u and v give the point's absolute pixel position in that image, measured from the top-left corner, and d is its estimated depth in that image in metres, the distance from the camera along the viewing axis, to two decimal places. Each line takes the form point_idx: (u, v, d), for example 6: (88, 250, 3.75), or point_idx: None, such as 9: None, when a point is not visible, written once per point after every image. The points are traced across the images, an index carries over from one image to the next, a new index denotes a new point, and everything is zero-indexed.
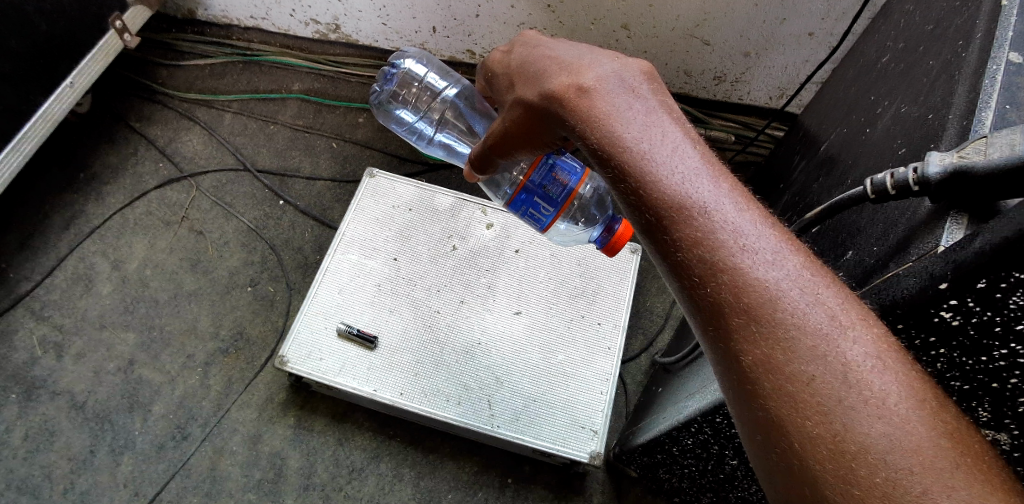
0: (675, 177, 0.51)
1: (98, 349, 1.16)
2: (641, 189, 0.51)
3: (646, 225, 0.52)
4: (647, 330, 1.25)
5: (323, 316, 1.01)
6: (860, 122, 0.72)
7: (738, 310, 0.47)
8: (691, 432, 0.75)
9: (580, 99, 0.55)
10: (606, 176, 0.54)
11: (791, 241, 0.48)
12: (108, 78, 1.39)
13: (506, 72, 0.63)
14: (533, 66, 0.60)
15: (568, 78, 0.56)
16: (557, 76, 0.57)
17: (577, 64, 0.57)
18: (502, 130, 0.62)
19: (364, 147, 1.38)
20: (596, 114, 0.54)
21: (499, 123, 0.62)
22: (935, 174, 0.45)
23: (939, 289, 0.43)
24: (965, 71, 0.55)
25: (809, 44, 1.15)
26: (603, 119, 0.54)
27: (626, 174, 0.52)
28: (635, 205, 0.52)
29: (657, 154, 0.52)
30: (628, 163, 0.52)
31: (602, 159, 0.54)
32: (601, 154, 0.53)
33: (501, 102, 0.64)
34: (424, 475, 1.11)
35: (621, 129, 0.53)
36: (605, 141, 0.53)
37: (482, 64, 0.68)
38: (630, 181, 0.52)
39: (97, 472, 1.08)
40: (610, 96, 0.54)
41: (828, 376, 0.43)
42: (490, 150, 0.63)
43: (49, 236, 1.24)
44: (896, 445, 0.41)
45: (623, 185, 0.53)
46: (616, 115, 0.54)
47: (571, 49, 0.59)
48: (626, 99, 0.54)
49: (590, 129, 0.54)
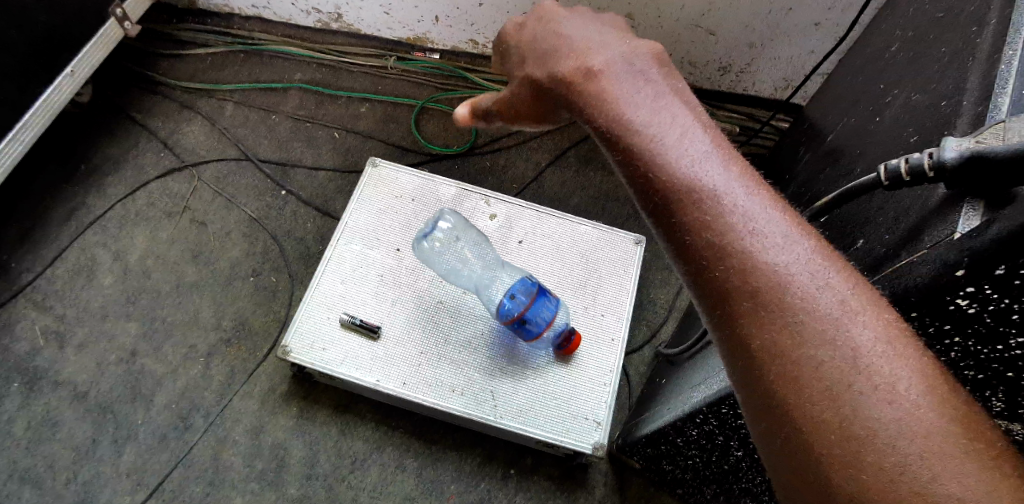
0: (684, 160, 0.51)
1: (99, 340, 1.16)
2: (650, 173, 0.51)
3: (652, 208, 0.51)
4: (650, 322, 1.25)
5: (325, 306, 1.00)
6: (868, 111, 0.71)
7: (745, 294, 0.46)
8: (696, 423, 0.74)
9: (588, 81, 0.55)
10: (614, 160, 0.54)
11: (801, 226, 0.48)
12: (108, 68, 1.38)
13: (515, 43, 0.61)
14: (541, 41, 0.59)
15: (576, 59, 0.56)
16: (566, 58, 0.57)
17: (587, 43, 0.57)
18: (514, 100, 0.61)
19: (365, 138, 1.37)
20: (603, 95, 0.55)
21: (510, 92, 0.62)
22: (951, 159, 0.44)
23: (955, 276, 0.43)
24: (978, 58, 0.55)
25: (815, 34, 1.14)
26: (611, 102, 0.54)
27: (634, 159, 0.52)
28: (642, 190, 0.52)
29: (666, 137, 0.52)
30: (636, 146, 0.52)
31: (610, 143, 0.54)
32: (610, 138, 0.54)
33: (509, 73, 0.63)
34: (427, 466, 1.10)
35: (629, 112, 0.53)
36: (613, 124, 0.53)
37: (486, 31, 0.65)
38: (638, 166, 0.52)
39: (100, 463, 1.08)
40: (617, 78, 0.55)
41: (837, 360, 0.42)
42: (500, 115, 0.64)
43: (50, 227, 1.23)
44: (904, 431, 0.40)
45: (630, 169, 0.53)
46: (625, 99, 0.54)
47: (582, 26, 0.58)
48: (635, 84, 0.55)
49: (597, 112, 0.54)
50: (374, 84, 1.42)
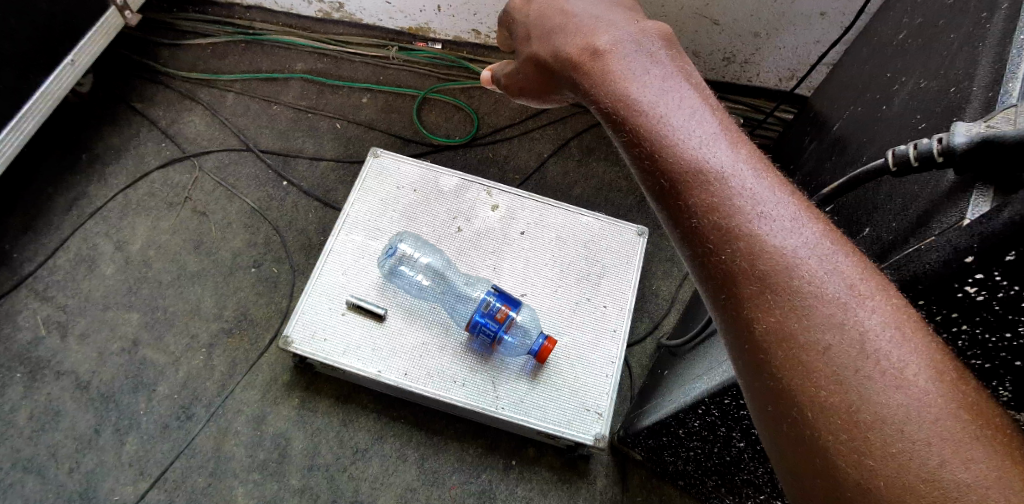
0: (691, 141, 0.52)
1: (101, 330, 1.16)
2: (656, 154, 0.52)
3: (660, 189, 0.52)
4: (652, 313, 1.24)
5: (327, 297, 1.00)
6: (876, 99, 0.70)
7: (752, 277, 0.46)
8: (698, 414, 0.74)
9: (595, 62, 0.58)
10: (621, 140, 0.56)
11: (809, 210, 0.48)
12: (108, 58, 1.38)
13: (526, 24, 0.66)
14: (550, 21, 0.63)
15: (585, 40, 0.60)
16: (573, 37, 0.61)
17: (596, 26, 0.60)
18: (522, 76, 0.69)
19: (367, 129, 1.37)
20: (609, 76, 0.57)
21: (519, 68, 0.69)
22: (961, 144, 0.44)
23: (964, 263, 0.42)
24: (988, 43, 0.54)
25: (821, 23, 1.13)
26: (618, 82, 0.56)
27: (641, 139, 0.54)
28: (649, 170, 0.53)
29: (673, 117, 0.53)
30: (642, 126, 0.54)
31: (616, 124, 0.56)
32: (615, 117, 0.56)
33: (519, 52, 0.68)
34: (429, 456, 1.10)
35: (636, 92, 0.55)
36: (620, 105, 0.55)
37: (503, 13, 0.71)
38: (645, 146, 0.53)
39: (102, 452, 1.08)
40: (624, 59, 0.57)
41: (845, 344, 0.42)
42: (507, 88, 0.72)
43: (52, 217, 1.23)
44: (913, 416, 0.39)
45: (637, 150, 0.54)
46: (632, 78, 0.56)
47: (591, 7, 0.62)
48: (643, 63, 0.57)
49: (604, 92, 0.57)
50: (375, 74, 1.41)
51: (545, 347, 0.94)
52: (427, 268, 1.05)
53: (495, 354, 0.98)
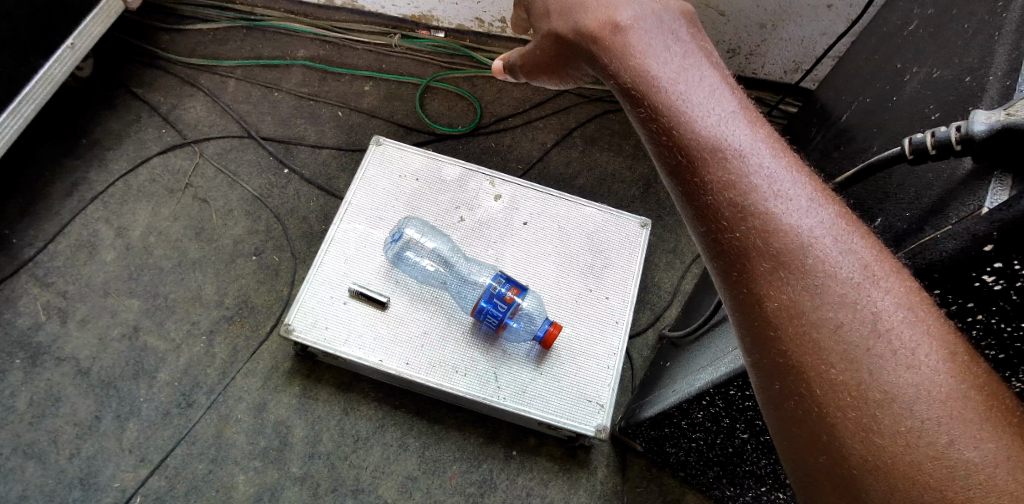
0: (708, 119, 0.51)
1: (102, 316, 1.15)
2: (674, 130, 0.52)
3: (675, 166, 0.52)
4: (654, 305, 1.24)
5: (331, 285, 0.99)
6: (885, 89, 0.70)
7: (766, 255, 0.46)
8: (701, 405, 0.73)
9: (615, 36, 0.57)
10: (638, 116, 0.55)
11: (825, 190, 0.48)
12: (106, 41, 1.36)
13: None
14: None
15: (605, 13, 0.59)
16: (593, 10, 0.59)
17: None
18: (538, 51, 0.68)
19: (369, 117, 1.36)
20: (629, 50, 0.56)
21: (536, 44, 0.68)
22: (980, 132, 0.43)
23: (982, 251, 0.42)
24: (1005, 32, 0.54)
25: (828, 15, 1.12)
26: (637, 57, 0.56)
27: (659, 115, 0.53)
28: (665, 146, 0.53)
29: (692, 95, 0.53)
30: (660, 102, 0.53)
31: (634, 99, 0.55)
32: (633, 93, 0.55)
33: (537, 27, 0.67)
34: (430, 445, 1.10)
35: (655, 69, 0.55)
36: (639, 81, 0.55)
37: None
38: (662, 121, 0.53)
39: (103, 437, 1.08)
40: (643, 35, 0.57)
41: (857, 322, 0.42)
42: (523, 66, 0.72)
43: (51, 203, 1.22)
44: (923, 394, 0.39)
45: (654, 126, 0.54)
46: (651, 54, 0.56)
47: None
48: (663, 40, 0.56)
49: (623, 68, 0.56)
50: (377, 62, 1.40)
51: (550, 333, 0.94)
52: (433, 255, 1.05)
53: (499, 340, 0.98)
